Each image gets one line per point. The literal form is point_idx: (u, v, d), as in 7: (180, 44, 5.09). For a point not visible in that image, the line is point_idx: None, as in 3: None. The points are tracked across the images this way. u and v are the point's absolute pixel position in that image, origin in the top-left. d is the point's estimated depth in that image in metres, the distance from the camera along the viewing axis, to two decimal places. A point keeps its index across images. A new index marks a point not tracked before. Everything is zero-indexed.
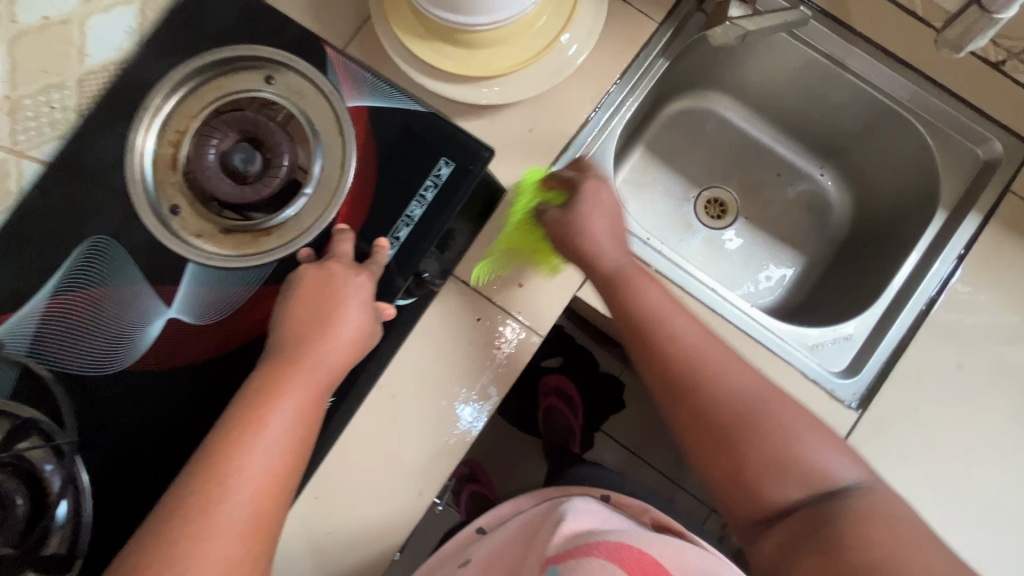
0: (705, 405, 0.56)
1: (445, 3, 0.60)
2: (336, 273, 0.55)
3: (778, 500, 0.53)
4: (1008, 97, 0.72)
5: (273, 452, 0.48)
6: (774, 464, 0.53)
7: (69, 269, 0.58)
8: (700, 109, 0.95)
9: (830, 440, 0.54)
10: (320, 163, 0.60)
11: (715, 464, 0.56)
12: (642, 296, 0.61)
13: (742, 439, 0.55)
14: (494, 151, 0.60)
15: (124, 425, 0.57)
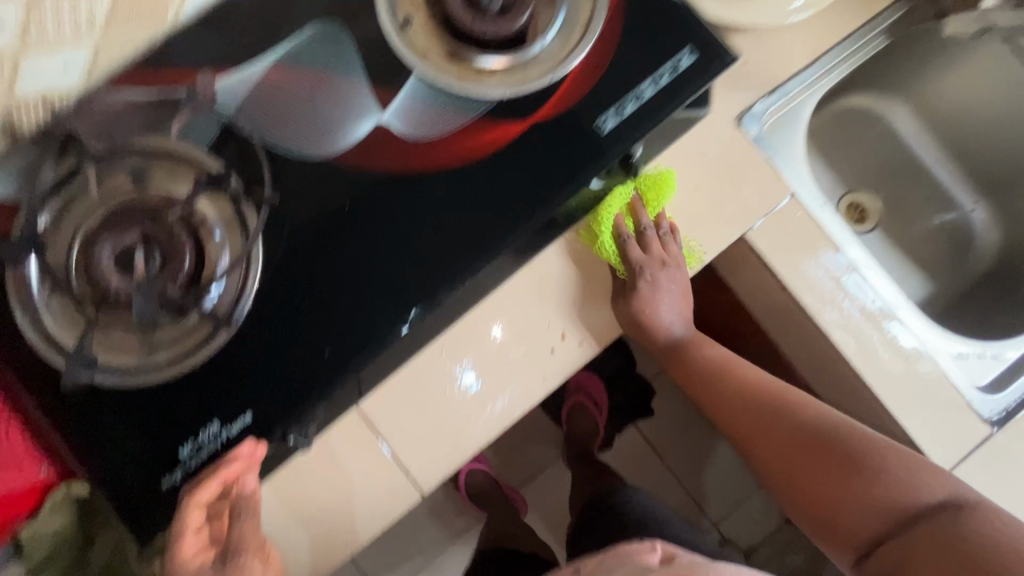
0: (773, 451, 0.68)
1: None
2: (194, 508, 0.50)
3: (876, 517, 0.61)
4: None
5: None
6: (831, 513, 0.64)
7: (295, 47, 0.57)
8: (873, 112, 0.92)
9: (928, 471, 0.61)
10: (560, 19, 0.59)
11: (794, 482, 0.66)
12: (707, 355, 0.73)
13: (795, 459, 0.66)
14: (741, 58, 0.58)
15: (308, 212, 0.56)
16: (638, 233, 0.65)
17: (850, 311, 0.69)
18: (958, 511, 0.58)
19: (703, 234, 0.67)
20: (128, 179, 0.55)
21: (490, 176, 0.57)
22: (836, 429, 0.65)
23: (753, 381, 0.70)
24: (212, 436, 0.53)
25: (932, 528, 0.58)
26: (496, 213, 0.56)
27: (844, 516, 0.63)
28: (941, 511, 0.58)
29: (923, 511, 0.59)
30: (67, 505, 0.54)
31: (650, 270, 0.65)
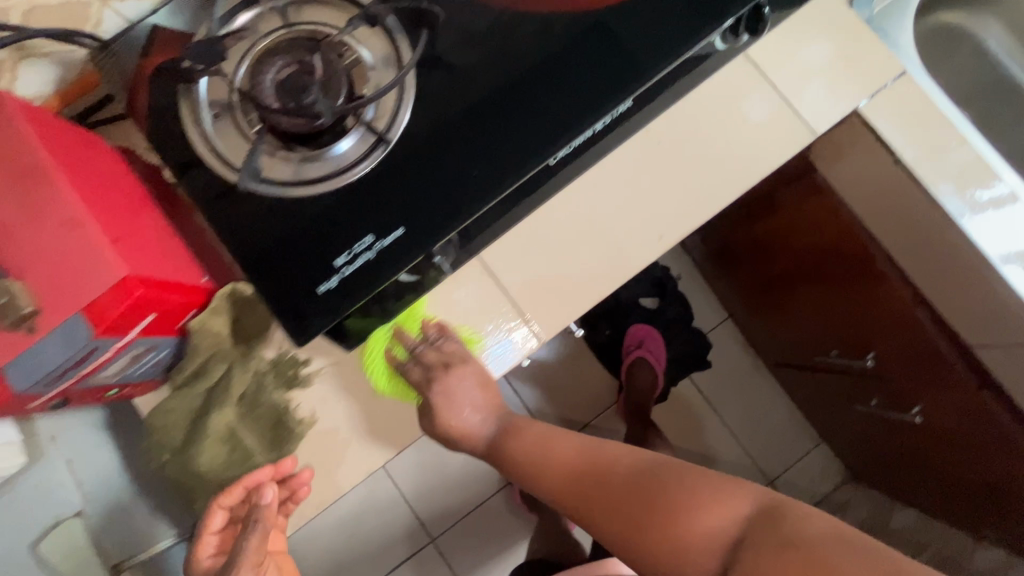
0: (598, 503, 0.62)
1: None
2: (218, 509, 0.60)
3: (708, 531, 0.56)
4: None
5: None
6: (684, 550, 0.56)
7: None
8: (963, 29, 0.94)
9: (721, 487, 0.58)
10: None
11: (629, 532, 0.59)
12: (513, 444, 0.71)
13: (630, 506, 0.60)
14: None
15: (454, 52, 0.60)
16: (410, 357, 0.67)
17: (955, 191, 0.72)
18: (771, 522, 0.53)
19: (470, 317, 0.67)
20: (284, 18, 0.59)
21: (621, 22, 0.60)
22: (648, 464, 0.63)
23: (578, 454, 0.67)
24: (365, 246, 0.56)
25: (734, 516, 0.56)
26: (628, 57, 0.59)
27: (678, 532, 0.56)
28: (766, 517, 0.54)
29: (746, 525, 0.54)
30: (229, 304, 0.59)
31: (443, 396, 0.68)
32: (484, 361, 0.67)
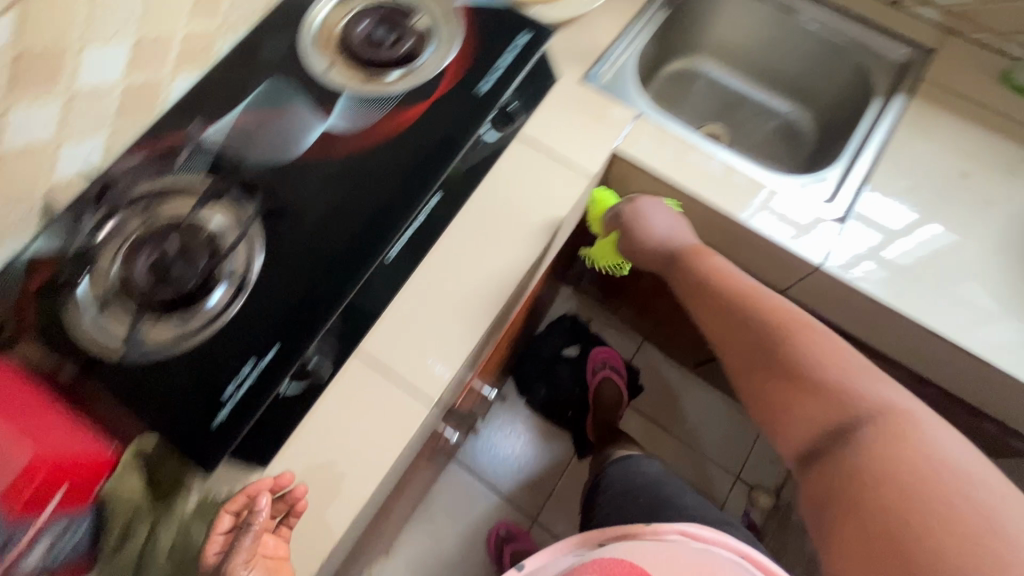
0: (730, 341, 0.78)
1: None
2: (223, 514, 0.55)
3: (809, 430, 0.67)
4: (907, 25, 1.00)
5: None
6: (786, 410, 0.70)
7: (254, 99, 0.79)
8: (691, 71, 1.23)
9: (881, 382, 0.67)
10: (432, 42, 0.86)
11: (773, 390, 0.71)
12: (700, 261, 0.83)
13: (774, 368, 0.72)
14: (554, 29, 0.86)
15: (283, 204, 0.75)
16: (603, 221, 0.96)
17: (715, 187, 0.88)
18: (849, 443, 0.62)
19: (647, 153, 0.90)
20: (145, 215, 0.73)
21: (409, 144, 0.79)
22: (822, 348, 0.70)
23: (779, 310, 0.75)
24: (248, 371, 0.66)
25: (858, 448, 0.61)
26: (421, 168, 0.78)
27: (808, 389, 0.68)
28: (872, 419, 0.63)
29: (836, 427, 0.65)
30: (141, 461, 0.61)
31: (638, 226, 0.87)
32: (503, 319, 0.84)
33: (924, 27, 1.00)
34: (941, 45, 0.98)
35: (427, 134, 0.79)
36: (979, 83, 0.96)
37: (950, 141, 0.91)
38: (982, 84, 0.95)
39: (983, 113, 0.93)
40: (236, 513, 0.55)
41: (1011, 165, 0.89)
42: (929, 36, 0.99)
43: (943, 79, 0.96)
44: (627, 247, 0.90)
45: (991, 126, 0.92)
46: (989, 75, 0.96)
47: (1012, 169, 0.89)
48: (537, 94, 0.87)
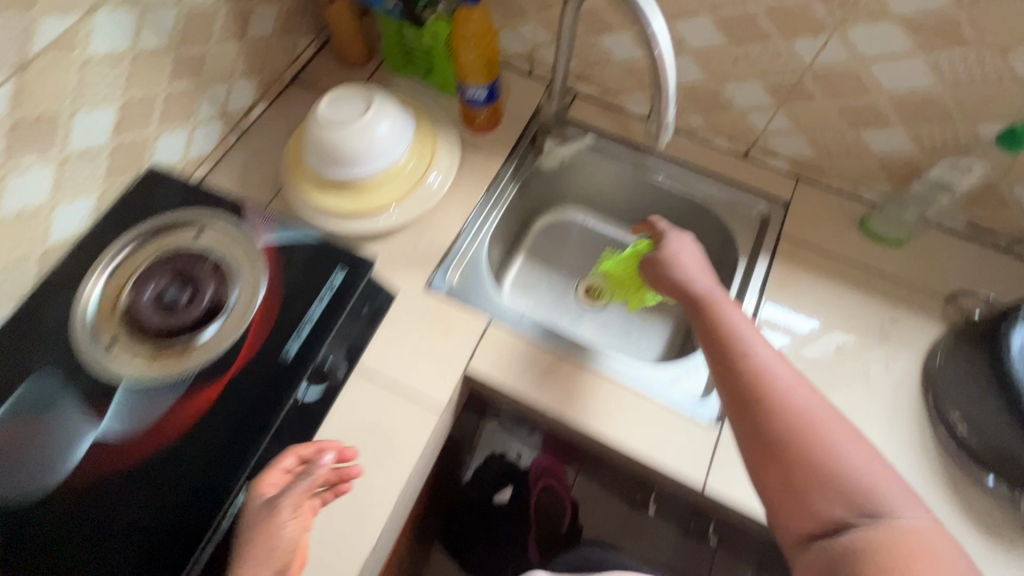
0: (722, 372, 0.66)
1: (333, 162, 0.83)
2: (287, 458, 0.64)
3: (837, 504, 0.55)
4: (762, 177, 0.97)
5: (266, 561, 0.58)
6: (799, 485, 0.57)
7: (9, 407, 0.67)
8: (562, 224, 1.16)
9: (909, 496, 0.54)
10: (236, 290, 0.76)
11: (772, 485, 0.58)
12: (724, 315, 0.71)
13: (762, 425, 0.61)
14: (374, 260, 0.79)
15: (34, 550, 0.60)
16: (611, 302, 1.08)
17: (575, 403, 0.80)
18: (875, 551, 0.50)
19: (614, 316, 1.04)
20: None
21: (202, 436, 0.67)
22: (813, 413, 0.60)
23: (769, 359, 0.66)
24: None
25: (892, 528, 0.52)
26: (215, 466, 0.65)
27: (813, 478, 0.56)
28: (868, 525, 0.53)
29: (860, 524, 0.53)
30: None
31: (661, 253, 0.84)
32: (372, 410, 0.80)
33: (778, 178, 0.96)
34: (794, 197, 0.95)
35: (225, 418, 0.68)
36: (838, 235, 0.92)
37: (815, 308, 0.87)
38: (840, 235, 0.91)
39: (844, 270, 0.89)
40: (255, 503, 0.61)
41: (880, 327, 0.85)
42: (783, 189, 0.96)
43: (800, 235, 0.92)
44: (650, 278, 0.85)
45: (855, 285, 0.88)
46: (848, 223, 0.92)
47: (882, 333, 0.84)
48: (364, 331, 0.78)
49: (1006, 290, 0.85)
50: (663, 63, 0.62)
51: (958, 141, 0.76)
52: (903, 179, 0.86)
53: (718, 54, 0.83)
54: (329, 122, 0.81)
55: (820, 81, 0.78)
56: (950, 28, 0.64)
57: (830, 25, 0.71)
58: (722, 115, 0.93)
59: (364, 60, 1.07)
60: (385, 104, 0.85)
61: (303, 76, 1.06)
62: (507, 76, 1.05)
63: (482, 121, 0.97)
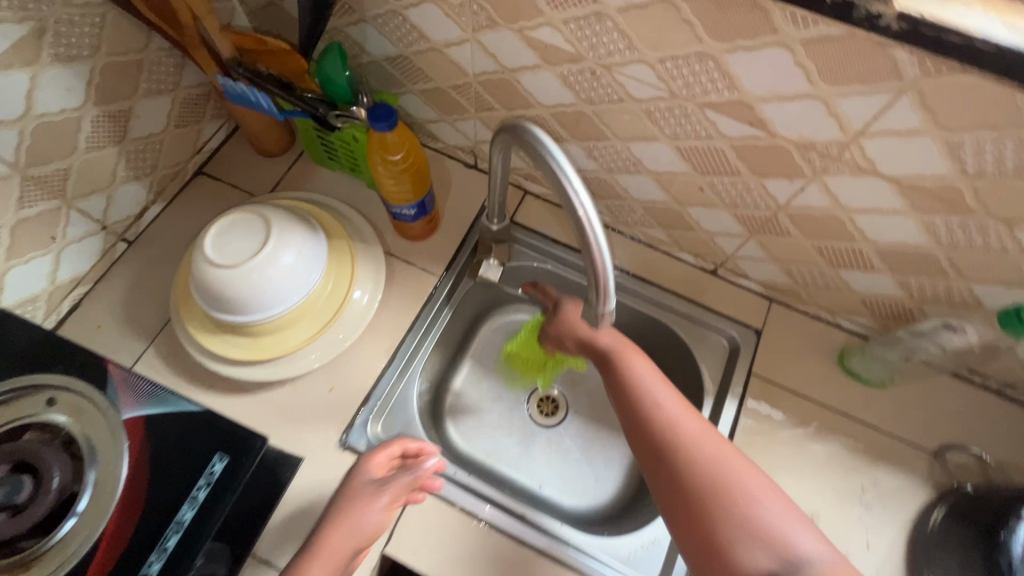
0: (646, 459, 0.60)
1: (225, 308, 0.70)
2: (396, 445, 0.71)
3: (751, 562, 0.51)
4: (731, 298, 0.86)
5: (340, 551, 0.62)
6: (707, 522, 0.54)
7: None
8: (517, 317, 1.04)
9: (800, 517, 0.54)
10: (93, 476, 0.61)
11: (688, 529, 0.55)
12: (637, 364, 0.67)
13: (678, 480, 0.57)
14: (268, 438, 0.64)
15: None
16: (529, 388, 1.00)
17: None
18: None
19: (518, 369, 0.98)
20: None
21: None
22: (725, 462, 0.57)
23: (671, 405, 0.63)
24: None
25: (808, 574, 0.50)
26: None
27: (709, 504, 0.55)
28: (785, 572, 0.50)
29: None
30: None
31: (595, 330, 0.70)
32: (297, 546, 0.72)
33: (749, 299, 0.86)
34: (766, 322, 0.84)
35: None
36: (815, 371, 0.81)
37: (787, 464, 0.76)
38: (815, 372, 0.81)
39: (820, 414, 0.79)
40: (393, 493, 0.66)
41: (857, 487, 0.75)
42: (756, 313, 0.85)
43: (771, 369, 0.82)
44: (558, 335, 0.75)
45: (831, 435, 0.78)
46: (825, 358, 0.82)
47: (862, 498, 0.74)
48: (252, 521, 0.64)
49: (1000, 445, 0.76)
50: (602, 264, 0.49)
51: (952, 297, 0.66)
52: (887, 318, 0.76)
53: (680, 180, 0.71)
54: (218, 267, 0.68)
55: (796, 221, 0.67)
56: (950, 196, 0.53)
57: (809, 173, 0.59)
58: (686, 233, 0.81)
59: (283, 148, 0.93)
60: (289, 235, 0.71)
61: (210, 166, 0.92)
62: (447, 171, 0.92)
63: (415, 230, 0.85)
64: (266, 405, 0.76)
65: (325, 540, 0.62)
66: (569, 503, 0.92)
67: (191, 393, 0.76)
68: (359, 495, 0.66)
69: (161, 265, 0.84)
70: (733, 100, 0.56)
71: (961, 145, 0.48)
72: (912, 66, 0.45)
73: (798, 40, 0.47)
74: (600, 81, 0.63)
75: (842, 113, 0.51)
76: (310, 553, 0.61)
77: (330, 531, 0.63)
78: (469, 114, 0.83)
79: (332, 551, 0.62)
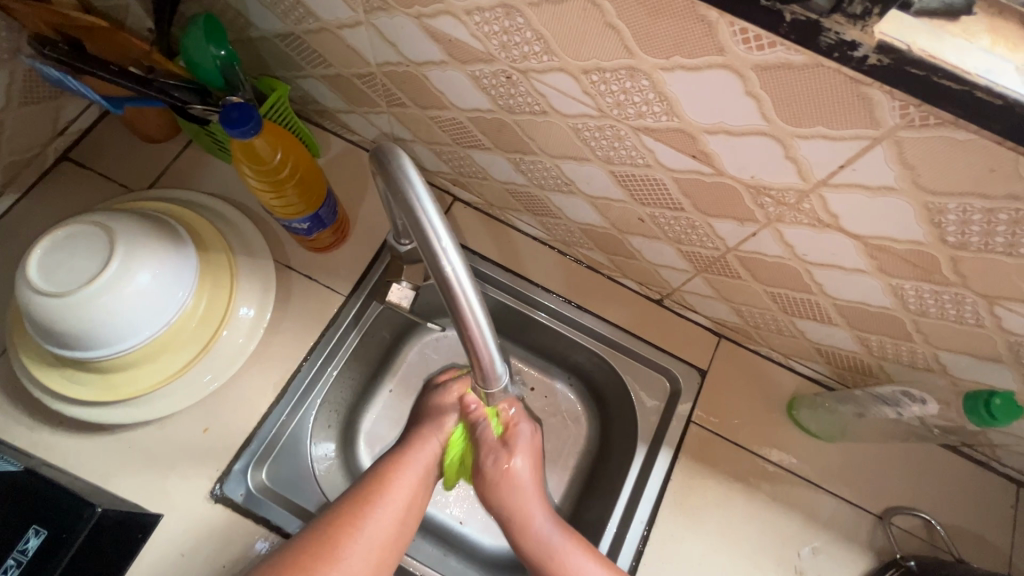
0: None
1: (58, 342, 0.58)
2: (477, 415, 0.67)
3: None
4: (676, 332, 0.77)
5: (390, 511, 0.58)
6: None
7: None
8: (442, 335, 0.87)
9: None
10: None
11: None
12: (535, 506, 0.64)
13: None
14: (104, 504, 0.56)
15: None
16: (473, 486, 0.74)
17: None
18: None
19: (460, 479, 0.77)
20: None
21: None
22: None
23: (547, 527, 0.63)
24: None
25: None
26: None
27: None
28: None
29: None
30: None
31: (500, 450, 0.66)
32: None
33: (696, 334, 0.77)
34: (713, 362, 0.76)
35: None
36: (761, 420, 0.73)
37: (723, 525, 0.69)
38: (760, 421, 0.73)
39: (762, 469, 0.71)
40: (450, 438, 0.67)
41: (795, 553, 0.68)
42: (702, 350, 0.76)
43: (714, 416, 0.73)
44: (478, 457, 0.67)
45: (774, 493, 0.70)
46: (773, 405, 0.74)
47: (800, 566, 0.67)
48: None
49: (949, 509, 0.69)
50: (482, 353, 0.38)
51: (916, 360, 0.58)
52: (843, 369, 0.68)
53: (618, 207, 0.60)
54: (44, 295, 0.55)
55: (747, 265, 0.57)
56: (923, 262, 0.44)
57: (761, 218, 0.49)
58: (629, 261, 0.71)
59: (167, 133, 0.78)
60: (139, 252, 0.58)
61: (77, 151, 0.77)
62: (363, 169, 0.79)
63: (323, 240, 0.72)
64: (127, 447, 0.65)
65: (406, 456, 0.63)
66: (491, 542, 0.83)
67: (34, 432, 0.64)
68: (442, 415, 0.68)
69: (9, 272, 0.70)
70: (673, 128, 0.44)
71: (943, 210, 0.38)
72: (891, 111, 0.34)
73: (750, 64, 0.36)
74: (518, 87, 0.51)
75: (801, 157, 0.40)
76: (383, 481, 0.60)
77: (402, 457, 0.63)
78: (381, 108, 0.69)
79: (416, 466, 0.63)
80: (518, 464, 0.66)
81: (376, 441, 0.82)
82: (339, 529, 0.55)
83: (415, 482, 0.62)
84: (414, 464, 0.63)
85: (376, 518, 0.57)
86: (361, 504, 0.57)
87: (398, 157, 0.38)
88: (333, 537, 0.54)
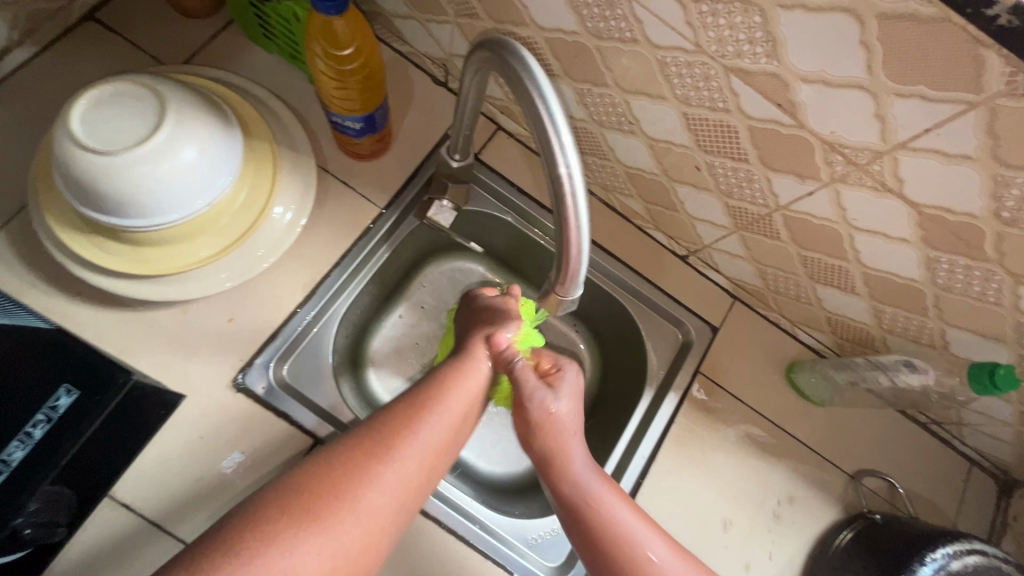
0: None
1: (93, 204, 0.55)
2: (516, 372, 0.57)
3: None
4: (695, 289, 0.80)
5: (451, 413, 0.50)
6: None
7: None
8: (459, 268, 0.86)
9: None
10: None
11: None
12: (604, 487, 0.52)
13: (593, 553, 0.50)
14: (135, 375, 0.56)
15: None
16: None
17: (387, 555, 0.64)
18: None
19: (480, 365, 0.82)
20: None
21: None
22: None
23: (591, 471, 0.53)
24: None
25: None
26: None
27: None
28: None
29: None
30: None
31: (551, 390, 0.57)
32: (152, 489, 0.60)
33: (714, 293, 0.80)
34: (725, 322, 0.79)
35: None
36: (762, 380, 0.78)
37: (715, 469, 0.74)
38: (761, 381, 0.78)
39: (756, 422, 0.77)
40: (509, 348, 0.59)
41: (776, 500, 0.74)
42: (716, 308, 0.80)
43: (720, 371, 0.78)
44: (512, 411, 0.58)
45: (763, 446, 0.76)
46: (774, 367, 0.79)
47: (777, 512, 0.74)
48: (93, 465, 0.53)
49: (912, 479, 0.77)
50: (575, 254, 0.42)
51: (921, 336, 0.63)
52: (846, 340, 0.73)
53: (676, 152, 0.61)
54: (86, 150, 0.52)
55: (790, 225, 0.60)
56: (969, 237, 0.48)
57: (824, 176, 0.51)
58: (667, 213, 0.73)
59: (208, 10, 0.73)
60: (188, 125, 0.55)
61: (105, 12, 0.71)
62: (411, 82, 0.76)
63: (362, 147, 0.71)
64: (148, 327, 0.64)
65: (470, 362, 0.55)
66: (486, 468, 0.82)
67: (48, 297, 0.62)
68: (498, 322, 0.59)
69: (24, 128, 0.66)
70: (769, 72, 0.45)
71: (1009, 184, 0.42)
72: (998, 77, 0.36)
73: (875, 12, 0.37)
74: (616, 9, 0.50)
75: (890, 116, 0.42)
76: (449, 378, 0.52)
77: (458, 367, 0.54)
78: (447, 18, 0.67)
79: (477, 376, 0.54)
80: (562, 410, 0.56)
81: (382, 362, 0.81)
82: (396, 425, 0.47)
83: (473, 396, 0.53)
84: (473, 374, 0.54)
85: (432, 424, 0.48)
86: (413, 411, 0.48)
87: (520, 54, 0.40)
88: (383, 435, 0.46)
